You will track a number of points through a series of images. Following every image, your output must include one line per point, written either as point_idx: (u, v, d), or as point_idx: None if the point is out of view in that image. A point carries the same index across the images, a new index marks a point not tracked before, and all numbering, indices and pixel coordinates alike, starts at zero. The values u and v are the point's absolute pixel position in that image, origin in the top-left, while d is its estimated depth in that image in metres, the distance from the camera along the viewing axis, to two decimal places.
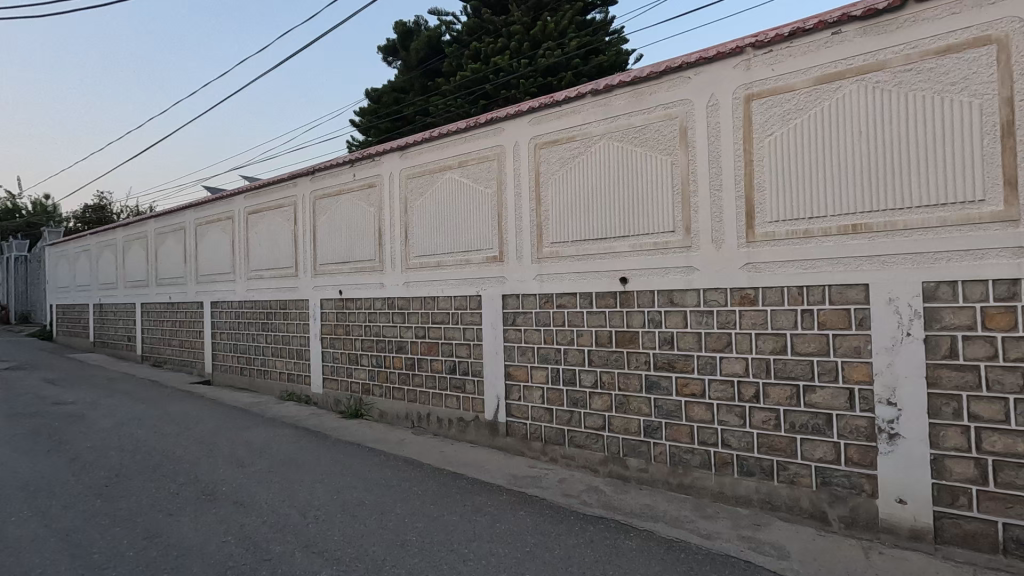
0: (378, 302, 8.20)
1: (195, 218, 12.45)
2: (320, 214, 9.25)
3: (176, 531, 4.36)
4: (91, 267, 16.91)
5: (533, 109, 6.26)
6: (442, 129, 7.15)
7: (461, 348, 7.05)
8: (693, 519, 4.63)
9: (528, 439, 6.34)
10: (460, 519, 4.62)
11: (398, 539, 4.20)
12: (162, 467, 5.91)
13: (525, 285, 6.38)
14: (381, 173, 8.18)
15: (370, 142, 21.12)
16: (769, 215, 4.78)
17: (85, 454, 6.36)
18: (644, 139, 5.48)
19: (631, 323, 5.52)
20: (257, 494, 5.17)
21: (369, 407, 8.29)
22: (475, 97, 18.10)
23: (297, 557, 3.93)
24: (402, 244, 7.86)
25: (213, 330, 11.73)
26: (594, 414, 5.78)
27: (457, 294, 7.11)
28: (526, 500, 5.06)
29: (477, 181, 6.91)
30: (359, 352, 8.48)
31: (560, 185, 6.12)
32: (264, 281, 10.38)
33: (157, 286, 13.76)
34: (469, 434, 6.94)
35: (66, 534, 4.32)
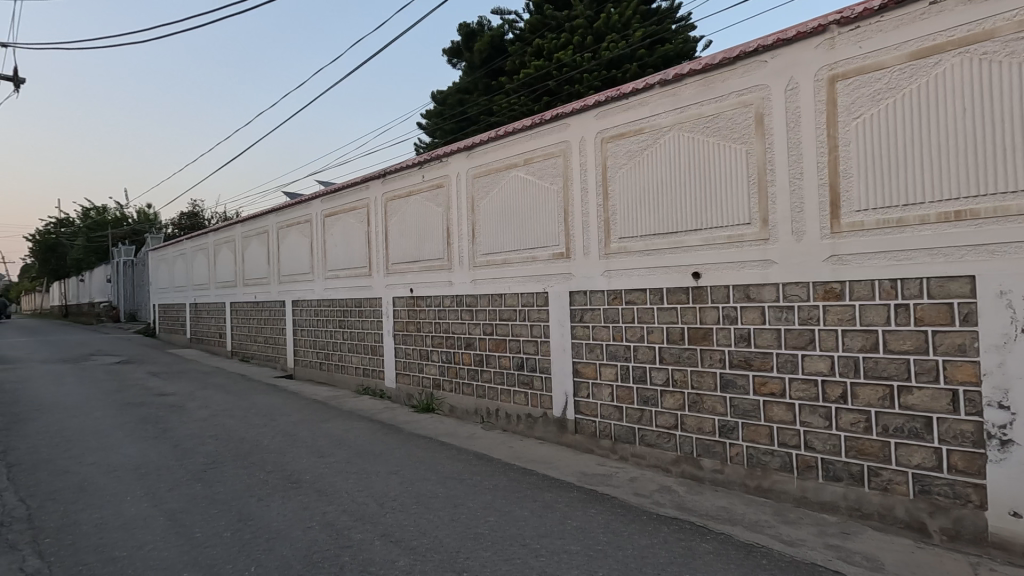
0: (447, 299, 8.39)
1: (277, 222, 13.21)
2: (391, 215, 9.58)
3: (266, 515, 4.67)
4: (187, 270, 18.34)
5: (598, 102, 6.18)
6: (507, 127, 7.21)
7: (529, 345, 7.08)
8: (774, 524, 4.42)
9: (597, 437, 6.28)
10: (531, 514, 4.65)
11: (470, 532, 4.29)
12: (253, 456, 6.34)
13: (593, 282, 6.32)
14: (448, 174, 8.35)
15: (436, 144, 21.63)
16: (856, 203, 4.47)
17: (186, 441, 6.93)
18: (716, 128, 5.27)
19: (705, 319, 5.33)
20: (337, 483, 5.45)
21: (440, 402, 8.50)
22: (538, 94, 18.11)
23: (377, 545, 4.09)
24: (469, 243, 8.00)
25: (295, 328, 12.42)
26: (665, 413, 5.64)
27: (524, 291, 7.16)
28: (596, 498, 5.02)
29: (542, 177, 6.91)
30: (430, 348, 8.72)
31: (627, 180, 6.01)
32: (340, 281, 10.89)
33: (244, 287, 14.74)
34: (538, 431, 6.96)
35: (173, 513, 4.74)
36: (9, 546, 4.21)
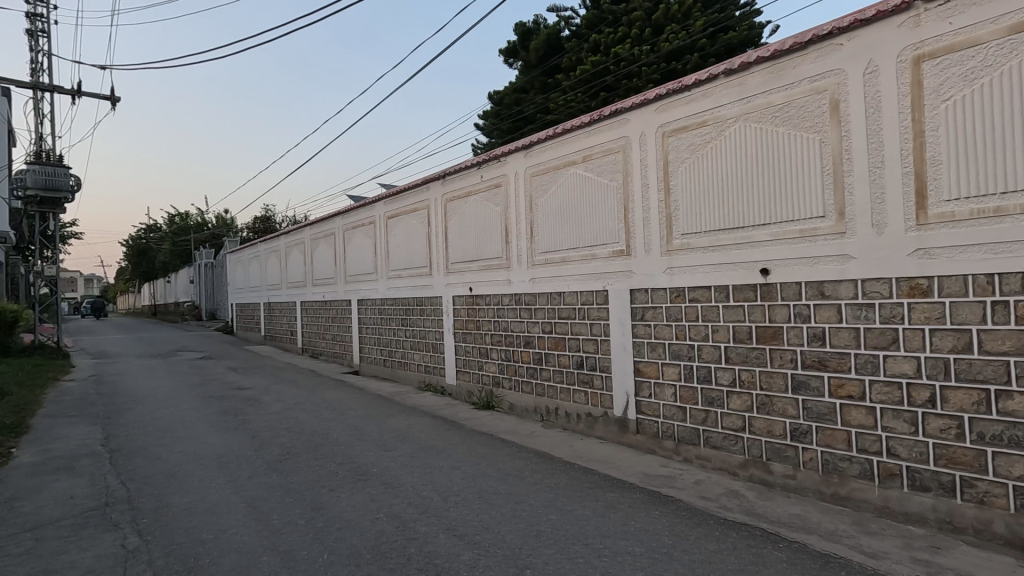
0: (506, 298, 8.46)
1: (343, 224, 13.75)
2: (450, 215, 9.75)
3: (337, 505, 4.88)
4: (261, 271, 19.41)
5: (659, 96, 6.05)
6: (566, 124, 7.17)
7: (589, 344, 7.03)
8: (853, 534, 4.18)
9: (659, 438, 6.15)
10: (592, 514, 4.62)
11: (533, 529, 4.31)
12: (323, 448, 6.64)
13: (654, 279, 6.20)
14: (506, 173, 8.40)
15: (493, 144, 21.82)
16: (945, 192, 4.14)
17: (262, 433, 7.35)
18: (786, 117, 5.03)
19: (774, 317, 5.10)
20: (403, 476, 5.61)
21: (500, 399, 8.59)
22: (595, 91, 17.90)
23: (441, 539, 4.19)
24: (528, 241, 8.02)
25: (360, 326, 12.90)
26: (732, 414, 5.45)
27: (583, 289, 7.11)
28: (660, 500, 4.92)
29: (601, 174, 6.83)
30: (489, 347, 8.82)
31: (690, 175, 5.84)
32: (402, 280, 11.20)
33: (313, 286, 15.44)
34: (598, 430, 6.90)
35: (253, 500, 5.04)
36: (113, 524, 4.62)
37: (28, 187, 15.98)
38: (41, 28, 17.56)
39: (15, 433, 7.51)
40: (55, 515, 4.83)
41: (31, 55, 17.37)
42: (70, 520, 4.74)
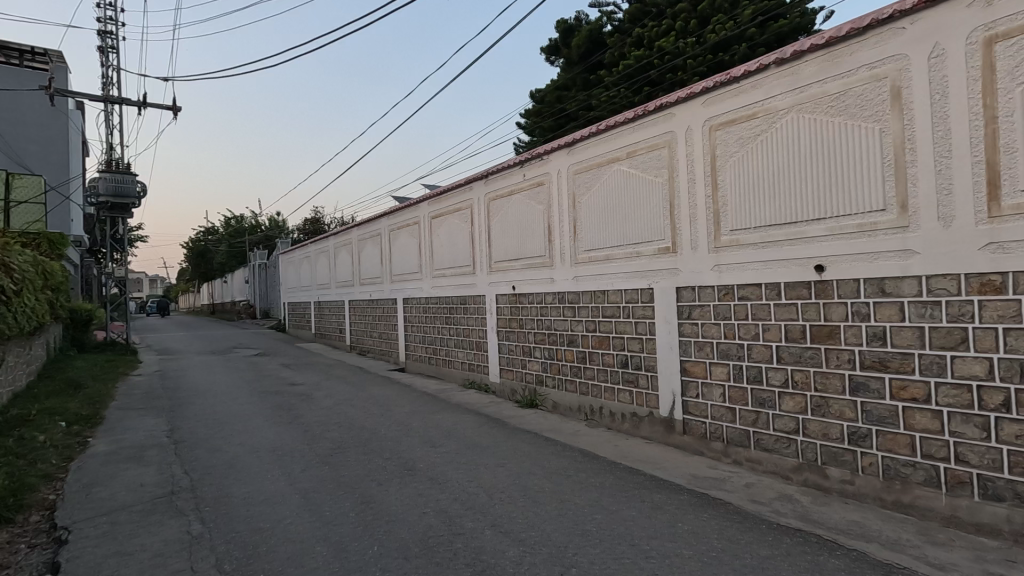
0: (549, 296, 8.45)
1: (389, 225, 14.06)
2: (493, 215, 9.81)
3: (385, 499, 5.00)
4: (312, 271, 20.07)
5: (706, 89, 5.90)
6: (609, 121, 7.10)
7: (634, 342, 6.94)
8: (918, 544, 3.97)
9: (707, 439, 6.01)
10: (639, 514, 4.57)
11: (578, 528, 4.30)
12: (372, 443, 6.81)
13: (701, 277, 6.05)
14: (549, 171, 8.38)
15: (535, 143, 21.81)
16: (1021, 182, 3.88)
17: (314, 427, 7.62)
18: (843, 107, 4.82)
19: (830, 316, 4.90)
20: (449, 472, 5.70)
21: (543, 397, 8.58)
22: (638, 86, 17.63)
23: (487, 535, 4.23)
24: (571, 240, 7.98)
25: (405, 324, 13.15)
26: (785, 416, 5.27)
27: (628, 287, 7.02)
28: (708, 502, 4.80)
29: (646, 170, 6.73)
30: (532, 345, 8.84)
31: (739, 169, 5.67)
32: (446, 279, 11.36)
33: (360, 285, 15.85)
34: (644, 430, 6.80)
35: (306, 492, 5.22)
36: (179, 511, 4.89)
37: (100, 194, 17.07)
38: (111, 44, 18.71)
39: (91, 423, 8.05)
40: (127, 501, 5.15)
41: (102, 70, 18.54)
42: (140, 506, 5.05)
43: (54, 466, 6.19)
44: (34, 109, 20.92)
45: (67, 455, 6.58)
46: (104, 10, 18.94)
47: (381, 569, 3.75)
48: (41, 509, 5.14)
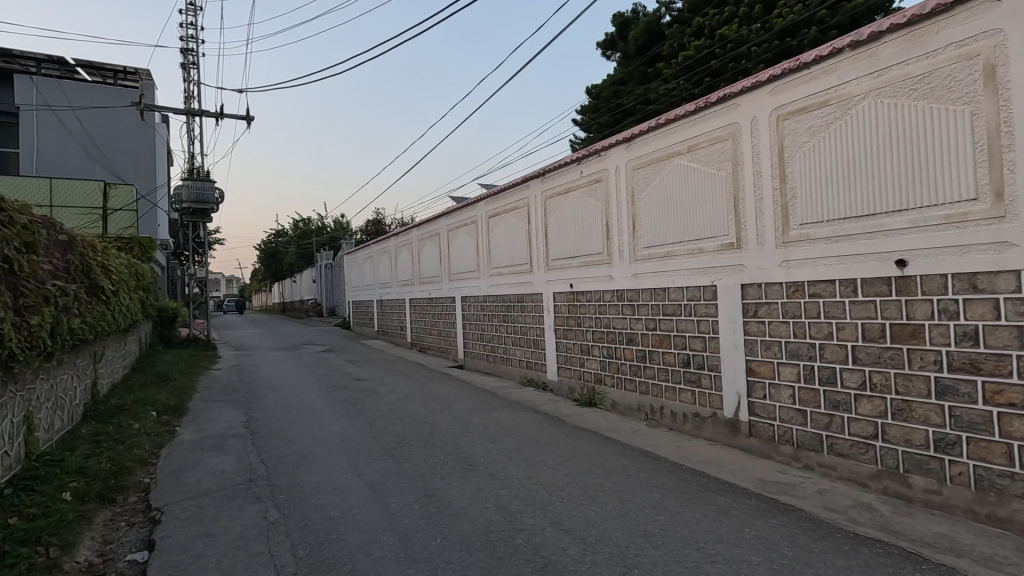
0: (607, 294, 8.35)
1: (447, 225, 14.32)
2: (550, 213, 9.81)
3: (447, 493, 5.12)
4: (374, 270, 20.77)
5: (773, 77, 5.66)
6: (669, 114, 6.94)
7: (696, 341, 6.76)
8: (1016, 561, 3.66)
9: (776, 442, 5.77)
10: (704, 518, 4.45)
11: (640, 529, 4.24)
12: (433, 438, 6.98)
13: (768, 273, 5.81)
14: (607, 168, 8.28)
15: (591, 139, 21.61)
16: None
17: (379, 421, 7.89)
18: (927, 89, 4.50)
19: (913, 314, 4.59)
20: (508, 469, 5.75)
21: (602, 396, 8.49)
22: (699, 77, 17.11)
23: (548, 532, 4.24)
24: (630, 237, 7.86)
25: (464, 322, 13.37)
26: (862, 420, 4.98)
27: (689, 284, 6.84)
28: (777, 508, 4.62)
29: (708, 164, 6.52)
30: (591, 343, 8.77)
31: (810, 160, 5.40)
32: (504, 278, 11.46)
33: (420, 284, 16.25)
34: (707, 431, 6.62)
35: (372, 484, 5.42)
36: (257, 498, 5.20)
37: (184, 201, 18.36)
38: (192, 60, 20.05)
39: (178, 413, 8.69)
40: (211, 487, 5.53)
41: (185, 85, 19.92)
42: (223, 491, 5.41)
43: (148, 452, 6.74)
44: (126, 123, 22.73)
45: (159, 442, 7.14)
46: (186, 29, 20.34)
47: (445, 560, 3.84)
48: (137, 491, 5.61)
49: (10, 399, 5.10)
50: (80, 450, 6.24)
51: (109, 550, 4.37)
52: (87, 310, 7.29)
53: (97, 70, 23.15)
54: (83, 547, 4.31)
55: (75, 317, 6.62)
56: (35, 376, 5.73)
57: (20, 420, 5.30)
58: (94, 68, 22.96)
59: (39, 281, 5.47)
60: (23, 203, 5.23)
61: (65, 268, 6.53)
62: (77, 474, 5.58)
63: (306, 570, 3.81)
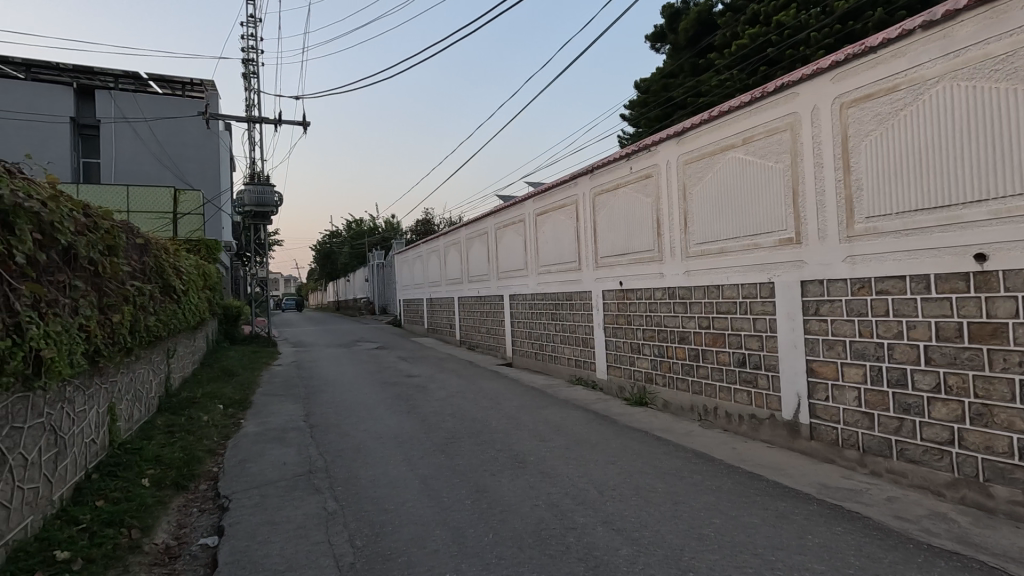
0: (659, 291, 8.19)
1: (495, 224, 14.43)
2: (599, 210, 9.71)
3: (498, 489, 5.17)
4: (424, 269, 21.16)
5: (836, 63, 5.40)
6: (722, 106, 6.74)
7: (752, 340, 6.54)
8: None
9: (840, 447, 5.51)
10: (762, 522, 4.30)
11: (694, 531, 4.15)
12: (483, 434, 7.06)
13: (830, 269, 5.55)
14: (658, 163, 8.11)
15: (640, 134, 21.25)
16: None
17: (431, 417, 8.04)
18: (1010, 70, 4.18)
19: (994, 312, 4.28)
20: (559, 467, 5.75)
21: (653, 396, 8.35)
22: (754, 66, 16.51)
23: (599, 531, 4.22)
24: (682, 233, 7.68)
25: (513, 320, 13.44)
26: (935, 425, 4.69)
27: (745, 282, 6.62)
28: (842, 514, 4.41)
29: (765, 156, 6.29)
30: (641, 342, 8.64)
31: (876, 150, 5.12)
32: (552, 276, 11.43)
33: (469, 282, 16.45)
34: (764, 433, 6.40)
35: (425, 478, 5.54)
36: (316, 489, 5.41)
37: (246, 205, 19.30)
38: (253, 70, 21.01)
39: (243, 407, 9.15)
40: (274, 477, 5.80)
41: (246, 94, 20.89)
42: (284, 482, 5.67)
43: (217, 443, 7.14)
44: (193, 132, 24.06)
45: (226, 434, 7.54)
46: (247, 41, 21.35)
47: (497, 556, 3.88)
48: (207, 479, 5.94)
49: (97, 391, 5.52)
50: (156, 439, 6.68)
51: (183, 533, 4.65)
52: (161, 309, 7.78)
53: (167, 83, 24.65)
54: (161, 531, 4.61)
55: (150, 315, 7.07)
56: (118, 370, 6.16)
57: (105, 410, 5.72)
58: (164, 81, 24.41)
59: (120, 282, 5.88)
60: (107, 210, 5.62)
61: (142, 270, 6.98)
62: (154, 462, 5.98)
63: (364, 560, 3.94)
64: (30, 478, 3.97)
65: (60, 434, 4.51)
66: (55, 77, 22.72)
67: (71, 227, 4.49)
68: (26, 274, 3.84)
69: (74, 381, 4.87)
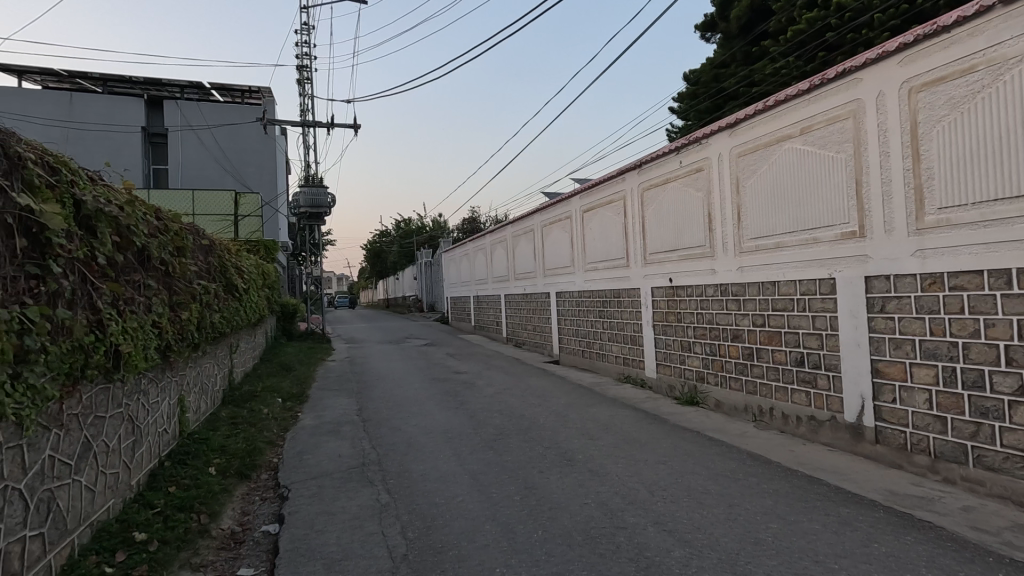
0: (710, 288, 7.97)
1: (541, 221, 14.41)
2: (647, 206, 9.53)
3: (547, 486, 5.17)
4: (471, 266, 21.38)
5: (904, 45, 5.10)
6: (778, 95, 6.48)
7: (811, 339, 6.27)
8: None
9: (909, 452, 5.21)
10: (824, 528, 4.12)
11: (751, 536, 4.02)
12: (531, 432, 7.07)
13: (898, 264, 5.25)
14: (709, 156, 7.88)
15: (689, 127, 20.73)
16: None
17: (479, 414, 8.13)
18: None
19: None
20: (608, 466, 5.70)
21: (705, 395, 8.14)
22: (812, 53, 15.78)
23: (650, 532, 4.15)
24: (735, 227, 7.44)
25: (559, 317, 13.40)
26: (1017, 430, 4.36)
27: (803, 278, 6.35)
28: (911, 523, 4.17)
29: (825, 146, 6.00)
30: (692, 340, 8.44)
31: (950, 136, 4.80)
32: (599, 273, 11.32)
33: (515, 280, 16.51)
34: (824, 436, 6.13)
35: (475, 474, 5.61)
36: (370, 481, 5.57)
37: (301, 206, 20.05)
38: (307, 76, 21.75)
39: (300, 401, 9.51)
40: (330, 469, 6.01)
41: (301, 99, 21.66)
42: (340, 473, 5.86)
43: (276, 435, 7.46)
44: (252, 138, 25.16)
45: (284, 426, 7.87)
46: (301, 48, 22.12)
47: (546, 553, 3.89)
48: (268, 469, 6.22)
49: (168, 384, 5.86)
50: (221, 430, 7.05)
51: (246, 520, 4.89)
52: (225, 306, 8.19)
53: (228, 92, 25.89)
54: (226, 517, 4.85)
55: (215, 312, 7.45)
56: (186, 364, 6.53)
57: (175, 402, 6.07)
58: (225, 90, 25.61)
59: (188, 281, 6.23)
60: (175, 213, 5.95)
61: (207, 269, 7.36)
62: (219, 452, 6.31)
63: (416, 552, 4.02)
64: (112, 464, 4.27)
65: (136, 424, 4.83)
66: (128, 89, 24.23)
67: (144, 229, 4.79)
68: (106, 274, 4.12)
69: (148, 374, 5.19)
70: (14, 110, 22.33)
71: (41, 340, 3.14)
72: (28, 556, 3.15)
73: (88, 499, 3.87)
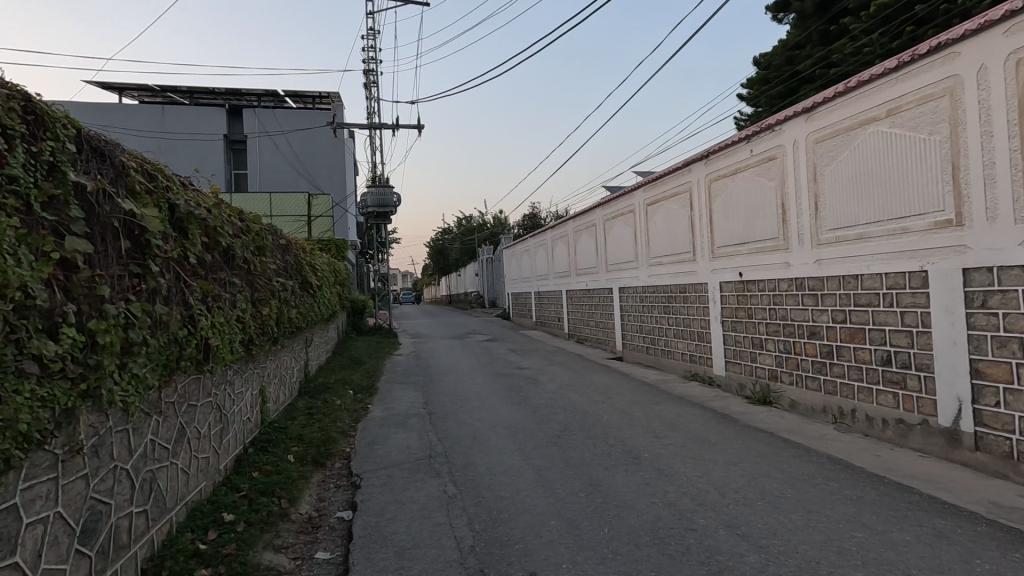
0: (785, 283, 7.58)
1: (603, 216, 14.21)
2: (716, 197, 9.17)
3: (612, 484, 5.11)
4: (532, 262, 21.40)
5: (1012, 12, 4.64)
6: (862, 75, 6.05)
7: (900, 336, 5.83)
8: None
9: (1015, 461, 4.75)
10: (915, 540, 3.83)
11: (833, 544, 3.80)
12: (595, 429, 7.01)
13: (1002, 254, 4.80)
14: (783, 143, 7.48)
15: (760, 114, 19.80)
16: None
17: (542, 409, 8.14)
18: None
19: None
20: (675, 465, 5.56)
21: (778, 395, 7.77)
22: (899, 28, 14.65)
23: (722, 535, 4.01)
24: (812, 218, 7.03)
25: (623, 313, 13.17)
26: None
27: (890, 271, 5.90)
28: (1018, 539, 3.81)
29: (916, 128, 5.55)
30: (764, 337, 8.06)
31: None
32: (664, 267, 11.03)
33: (577, 275, 16.38)
34: (914, 441, 5.69)
35: (539, 469, 5.62)
36: (436, 472, 5.72)
37: (369, 206, 20.77)
38: (373, 79, 22.46)
39: (370, 393, 9.89)
40: (398, 460, 6.21)
41: (368, 102, 22.40)
42: (408, 464, 6.05)
43: (349, 425, 7.79)
44: (322, 141, 26.31)
45: (356, 417, 8.21)
46: (368, 52, 22.87)
47: (613, 551, 3.84)
48: (341, 458, 6.51)
49: (251, 375, 6.24)
50: (298, 420, 7.45)
51: (322, 506, 5.14)
52: (301, 303, 8.63)
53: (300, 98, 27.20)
54: (304, 502, 5.12)
55: (291, 308, 7.86)
56: (266, 357, 6.94)
57: (257, 392, 6.46)
58: (298, 96, 26.93)
59: (268, 279, 6.61)
60: (256, 214, 6.32)
61: (284, 268, 7.78)
62: (297, 440, 6.66)
63: (483, 544, 4.09)
64: (203, 448, 4.60)
65: (224, 412, 5.18)
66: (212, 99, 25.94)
67: (229, 231, 5.11)
68: (196, 272, 4.43)
69: (234, 366, 5.55)
70: (116, 122, 24.41)
71: (143, 334, 3.43)
72: (134, 530, 3.45)
73: (183, 480, 4.19)
